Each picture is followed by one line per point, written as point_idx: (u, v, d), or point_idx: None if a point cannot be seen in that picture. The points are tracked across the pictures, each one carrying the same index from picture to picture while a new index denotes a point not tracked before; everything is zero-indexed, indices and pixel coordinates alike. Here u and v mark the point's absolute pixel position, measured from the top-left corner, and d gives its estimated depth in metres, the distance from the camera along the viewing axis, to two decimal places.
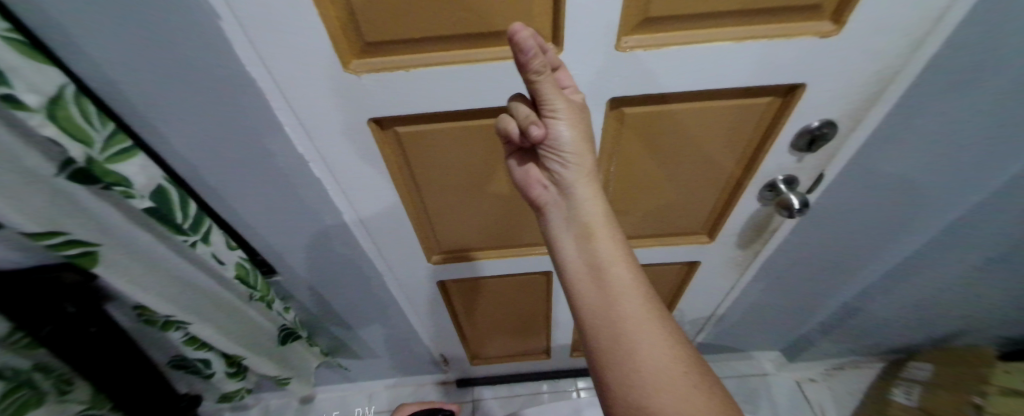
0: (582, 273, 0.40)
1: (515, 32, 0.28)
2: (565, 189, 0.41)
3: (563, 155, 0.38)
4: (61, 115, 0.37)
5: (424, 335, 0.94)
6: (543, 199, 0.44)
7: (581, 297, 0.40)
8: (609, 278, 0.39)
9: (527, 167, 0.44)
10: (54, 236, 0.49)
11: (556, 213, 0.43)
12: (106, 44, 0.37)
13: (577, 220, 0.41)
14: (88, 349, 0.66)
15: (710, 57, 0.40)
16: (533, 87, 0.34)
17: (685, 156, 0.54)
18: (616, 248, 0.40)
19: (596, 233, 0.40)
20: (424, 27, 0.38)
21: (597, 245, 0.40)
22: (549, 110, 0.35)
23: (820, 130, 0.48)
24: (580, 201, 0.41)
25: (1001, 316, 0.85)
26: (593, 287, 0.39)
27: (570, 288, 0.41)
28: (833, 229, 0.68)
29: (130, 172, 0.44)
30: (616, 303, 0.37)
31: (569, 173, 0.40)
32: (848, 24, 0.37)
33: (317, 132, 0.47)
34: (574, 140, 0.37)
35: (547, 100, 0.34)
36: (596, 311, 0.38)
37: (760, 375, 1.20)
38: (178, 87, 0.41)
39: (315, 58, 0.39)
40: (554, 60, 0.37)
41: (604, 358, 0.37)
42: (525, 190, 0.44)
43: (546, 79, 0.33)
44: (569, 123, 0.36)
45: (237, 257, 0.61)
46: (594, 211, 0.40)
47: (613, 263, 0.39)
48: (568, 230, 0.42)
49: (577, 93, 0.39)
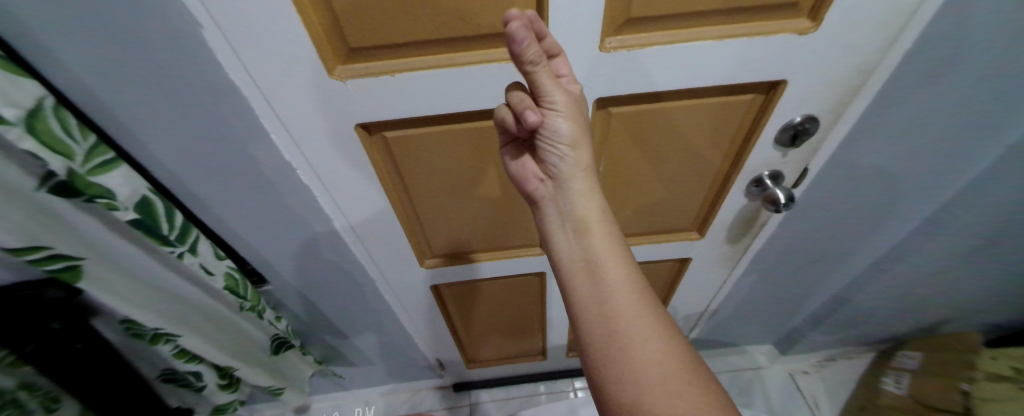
0: (576, 268, 0.38)
1: (508, 19, 0.28)
2: (560, 184, 0.40)
3: (562, 148, 0.38)
4: (41, 129, 0.36)
5: (418, 340, 0.93)
6: (538, 192, 0.43)
7: (574, 292, 0.38)
8: (602, 273, 0.37)
9: (523, 161, 0.43)
10: (36, 251, 0.48)
11: (550, 206, 0.42)
12: (76, 57, 0.36)
13: (571, 215, 0.40)
14: (74, 366, 0.66)
15: (690, 56, 0.40)
16: (530, 78, 0.33)
17: (675, 151, 0.53)
18: (611, 243, 0.39)
19: (590, 228, 0.39)
20: (404, 32, 0.37)
21: (592, 239, 0.39)
22: (548, 102, 0.35)
23: (803, 125, 0.48)
24: (575, 196, 0.40)
25: (985, 302, 0.86)
26: (585, 282, 0.38)
27: (563, 283, 0.40)
28: (821, 223, 0.67)
29: (112, 183, 0.42)
30: (610, 299, 0.36)
31: (566, 167, 0.40)
32: (825, 21, 0.37)
33: (303, 140, 0.46)
34: (572, 133, 0.37)
35: (544, 90, 0.34)
36: (587, 306, 0.37)
37: (753, 369, 1.19)
38: (159, 98, 0.40)
39: (298, 66, 0.38)
40: (551, 46, 0.35)
41: (596, 355, 0.35)
42: (520, 183, 0.44)
43: (542, 69, 0.32)
44: (567, 118, 0.36)
45: (226, 267, 0.59)
46: (589, 207, 0.40)
47: (608, 258, 0.38)
48: (563, 225, 0.41)
49: (574, 82, 0.38)
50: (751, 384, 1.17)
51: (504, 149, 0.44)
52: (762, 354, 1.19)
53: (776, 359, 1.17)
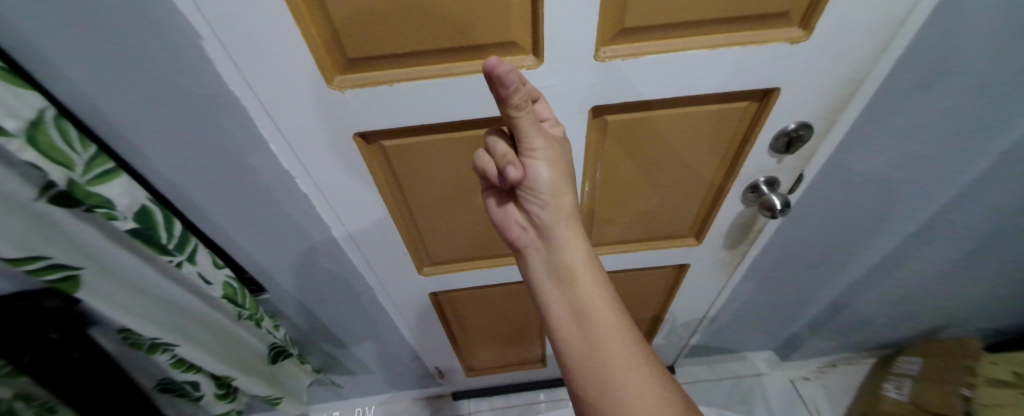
0: (566, 320, 0.39)
1: (492, 66, 0.26)
2: (545, 233, 0.41)
3: (541, 195, 0.38)
4: (42, 141, 0.36)
5: (416, 348, 0.93)
6: (522, 240, 0.43)
7: (566, 343, 0.39)
8: (594, 324, 0.38)
9: (504, 206, 0.43)
10: (34, 261, 0.48)
11: (536, 256, 0.42)
12: (79, 70, 0.37)
13: (559, 265, 0.41)
14: (72, 376, 0.65)
15: (684, 64, 0.40)
16: (512, 122, 0.33)
17: (666, 162, 0.54)
18: (599, 291, 0.39)
19: (577, 278, 0.40)
20: (401, 43, 0.37)
21: (580, 290, 0.39)
22: (527, 147, 0.35)
23: (796, 132, 0.48)
24: (562, 245, 0.40)
25: (984, 306, 0.86)
26: (577, 334, 0.39)
27: (554, 336, 0.40)
28: (816, 230, 0.68)
29: (113, 193, 0.43)
30: (602, 352, 0.37)
31: (548, 216, 0.40)
32: (815, 30, 0.38)
33: (300, 149, 0.46)
34: (552, 181, 0.38)
35: (526, 138, 0.34)
36: (582, 361, 0.38)
37: (754, 376, 1.18)
38: (160, 110, 0.41)
39: (297, 76, 0.38)
40: (533, 91, 0.36)
41: (592, 407, 0.37)
42: (503, 230, 0.44)
43: (526, 114, 0.32)
44: (546, 163, 0.36)
45: (224, 276, 0.59)
46: (576, 255, 0.40)
47: (596, 308, 0.39)
48: (550, 277, 0.41)
49: (556, 124, 0.39)
50: (752, 390, 1.16)
51: (487, 193, 0.44)
52: (761, 361, 1.18)
53: (777, 365, 1.16)
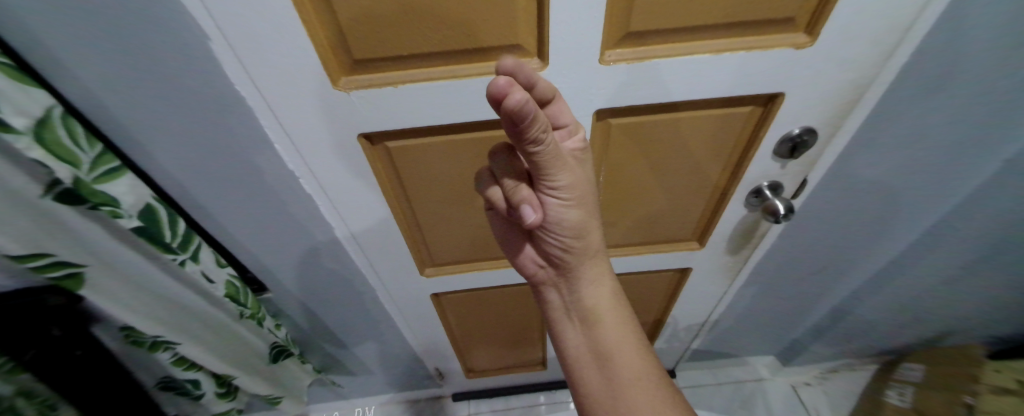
0: (586, 360, 0.42)
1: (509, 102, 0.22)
2: (564, 273, 0.42)
3: (562, 238, 0.38)
4: (50, 138, 0.37)
5: (417, 349, 0.93)
6: (540, 276, 0.45)
7: (585, 380, 0.42)
8: (614, 367, 0.40)
9: (520, 244, 0.44)
10: (39, 257, 0.48)
11: (557, 295, 0.44)
12: (88, 68, 0.37)
13: (580, 305, 0.42)
14: (74, 373, 0.66)
15: (689, 69, 0.40)
16: (533, 157, 0.29)
17: (671, 167, 0.54)
18: (621, 334, 0.41)
19: (599, 320, 0.41)
20: (406, 44, 0.37)
21: (602, 332, 0.41)
22: (553, 187, 0.33)
23: (800, 137, 0.48)
24: (585, 287, 0.42)
25: (987, 315, 0.86)
26: (598, 375, 0.41)
27: (573, 372, 0.43)
28: (819, 235, 0.68)
29: (117, 191, 0.43)
30: (622, 396, 0.39)
31: (568, 259, 0.41)
32: (821, 35, 0.38)
33: (305, 149, 0.46)
34: (575, 226, 0.37)
35: (552, 178, 0.32)
36: (603, 401, 0.40)
37: (756, 381, 1.17)
38: (166, 108, 0.41)
39: (303, 77, 0.39)
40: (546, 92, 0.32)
41: None
42: (520, 267, 0.45)
43: (548, 150, 0.28)
44: (573, 206, 0.35)
45: (227, 275, 0.59)
46: (599, 295, 0.42)
47: (618, 350, 0.41)
48: (570, 316, 0.43)
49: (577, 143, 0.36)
50: (753, 396, 1.15)
51: (502, 231, 0.45)
52: (763, 366, 1.17)
53: (778, 371, 1.16)
